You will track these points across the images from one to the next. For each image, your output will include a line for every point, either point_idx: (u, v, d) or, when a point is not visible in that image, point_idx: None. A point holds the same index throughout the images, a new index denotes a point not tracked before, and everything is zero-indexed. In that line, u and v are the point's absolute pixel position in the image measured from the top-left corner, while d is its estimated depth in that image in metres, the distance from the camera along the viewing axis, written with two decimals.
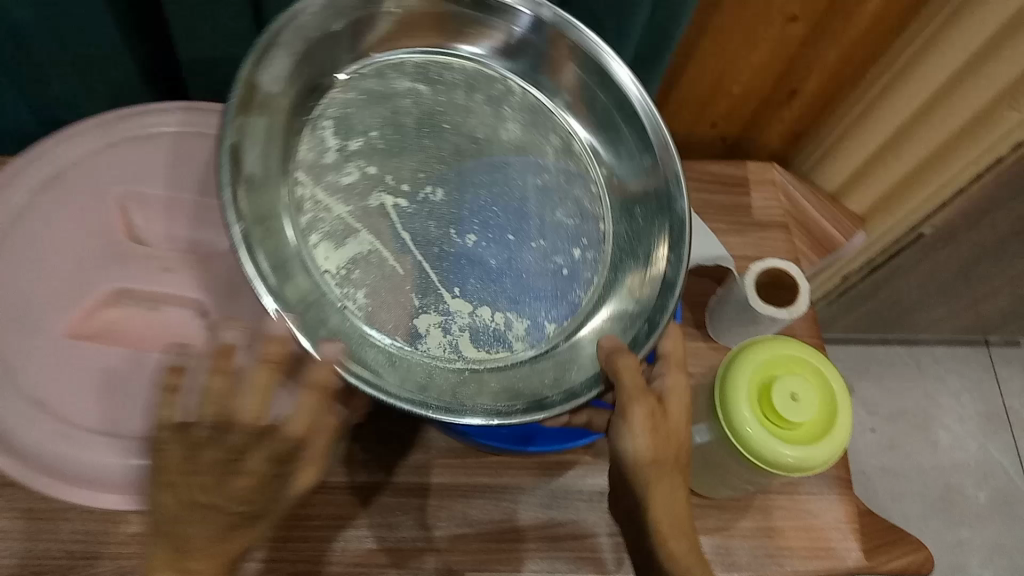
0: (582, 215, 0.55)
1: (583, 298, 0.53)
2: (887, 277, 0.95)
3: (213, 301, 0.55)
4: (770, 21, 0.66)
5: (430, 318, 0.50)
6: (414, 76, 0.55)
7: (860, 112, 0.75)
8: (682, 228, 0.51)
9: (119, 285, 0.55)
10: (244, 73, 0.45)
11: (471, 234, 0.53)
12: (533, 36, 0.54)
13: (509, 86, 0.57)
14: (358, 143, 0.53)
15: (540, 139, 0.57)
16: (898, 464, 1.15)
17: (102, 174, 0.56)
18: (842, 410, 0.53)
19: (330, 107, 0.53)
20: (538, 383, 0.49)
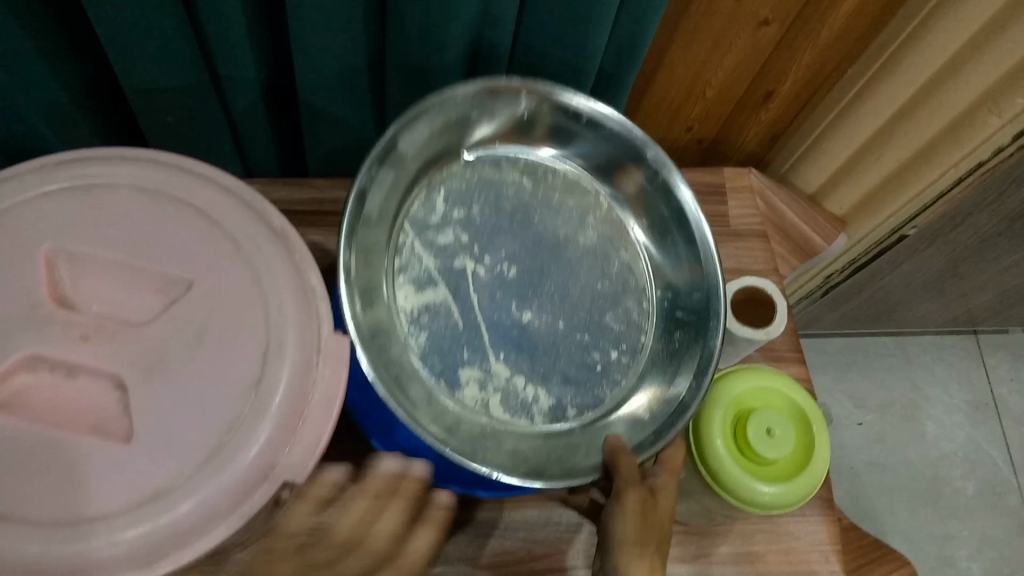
0: (629, 323, 0.59)
1: (607, 396, 0.57)
2: (866, 283, 0.96)
3: (138, 389, 0.40)
4: (743, 24, 0.67)
5: (472, 370, 0.53)
6: (522, 172, 0.62)
7: (840, 110, 0.76)
8: (708, 364, 0.56)
9: (32, 353, 0.40)
10: (391, 131, 0.51)
11: (528, 312, 0.56)
12: (628, 158, 0.61)
13: (599, 199, 0.63)
14: (459, 214, 0.58)
15: (614, 248, 0.61)
16: (886, 458, 1.18)
17: (36, 220, 0.42)
18: (803, 408, 0.57)
19: (448, 176, 0.59)
20: (540, 455, 0.53)
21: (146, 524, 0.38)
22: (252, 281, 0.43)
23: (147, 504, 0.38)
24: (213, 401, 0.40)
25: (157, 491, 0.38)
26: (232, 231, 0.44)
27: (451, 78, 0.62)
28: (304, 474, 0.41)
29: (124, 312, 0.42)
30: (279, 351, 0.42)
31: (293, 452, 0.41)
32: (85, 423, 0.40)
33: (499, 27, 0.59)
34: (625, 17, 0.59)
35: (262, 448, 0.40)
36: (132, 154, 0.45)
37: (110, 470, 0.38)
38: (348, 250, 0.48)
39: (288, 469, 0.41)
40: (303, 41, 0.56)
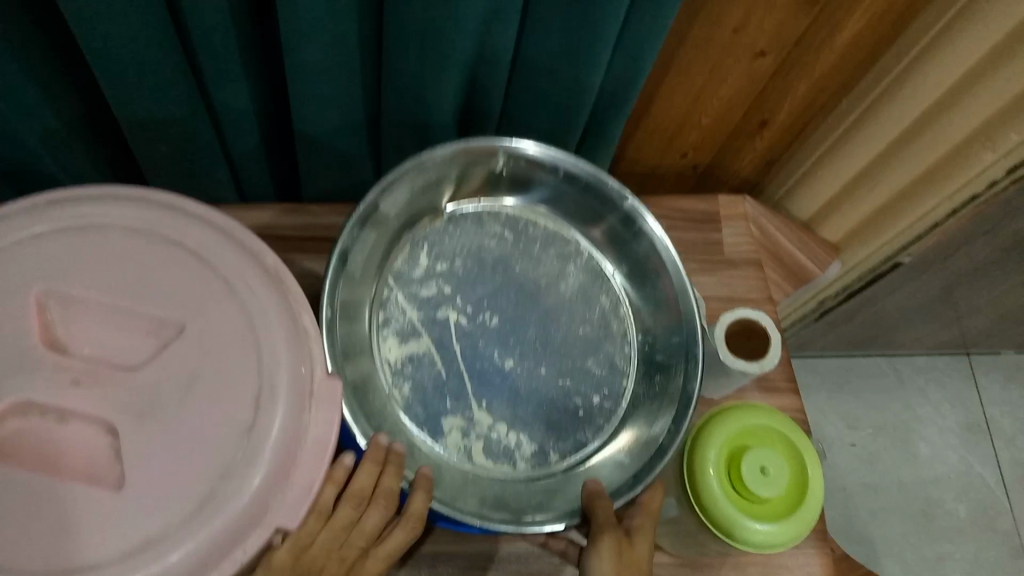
0: (611, 368, 0.64)
1: (589, 439, 0.61)
2: (860, 308, 0.96)
3: (131, 433, 0.39)
4: (739, 55, 0.68)
5: (455, 420, 0.58)
6: (504, 224, 0.67)
7: (835, 140, 0.77)
8: (688, 408, 0.59)
9: (22, 398, 0.39)
10: (371, 197, 0.55)
11: (510, 359, 0.61)
12: (603, 207, 0.65)
13: (579, 246, 0.67)
14: (442, 267, 0.63)
15: (593, 295, 0.66)
16: (878, 479, 1.18)
17: (27, 262, 0.42)
18: (794, 438, 0.57)
19: (430, 231, 0.64)
20: (517, 498, 0.57)
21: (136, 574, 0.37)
22: (244, 324, 0.42)
23: (135, 553, 0.37)
24: (204, 447, 0.39)
25: (149, 540, 0.38)
26: (224, 272, 0.43)
27: (447, 108, 0.62)
28: (296, 521, 0.41)
29: (117, 354, 0.42)
30: (271, 395, 0.41)
31: (285, 499, 0.41)
32: (74, 468, 0.39)
33: (495, 58, 0.59)
34: (623, 47, 0.59)
35: (253, 495, 0.40)
36: (126, 194, 0.44)
37: (103, 517, 0.38)
38: (331, 312, 0.53)
39: (281, 516, 0.41)
40: (297, 73, 0.56)
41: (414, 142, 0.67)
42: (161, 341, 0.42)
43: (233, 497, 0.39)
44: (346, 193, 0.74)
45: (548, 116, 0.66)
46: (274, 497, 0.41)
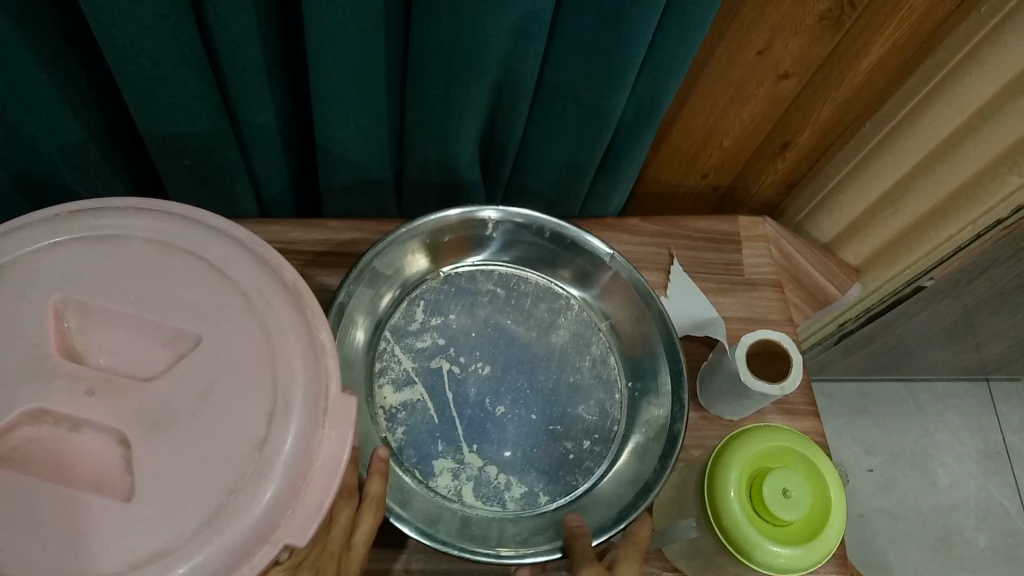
0: (602, 414, 0.64)
1: (580, 483, 0.61)
2: (880, 332, 0.96)
3: (138, 443, 0.39)
4: (762, 78, 0.67)
5: (446, 462, 0.59)
6: (497, 282, 0.68)
7: (856, 164, 0.76)
8: (675, 444, 0.59)
9: (35, 406, 0.39)
10: (365, 259, 0.60)
11: (500, 406, 0.62)
12: (588, 259, 0.67)
13: (571, 301, 0.69)
14: (436, 321, 0.65)
15: (584, 347, 0.66)
16: (896, 506, 1.16)
17: (46, 270, 0.41)
18: (816, 459, 0.57)
19: (427, 291, 0.67)
20: (503, 534, 0.57)
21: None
22: (261, 337, 0.41)
23: (144, 566, 0.36)
24: (217, 461, 0.39)
25: (154, 553, 0.37)
26: (242, 285, 0.42)
27: (471, 127, 0.62)
28: (306, 539, 0.40)
29: (132, 367, 0.42)
30: (285, 413, 0.40)
31: (296, 515, 0.40)
32: (85, 478, 0.38)
33: (520, 78, 0.59)
34: (650, 68, 0.59)
35: (264, 510, 0.38)
36: (146, 207, 0.44)
37: (108, 527, 0.37)
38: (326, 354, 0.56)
39: (291, 533, 0.39)
40: (322, 90, 0.56)
41: (435, 160, 0.67)
42: (177, 353, 0.42)
43: (241, 513, 0.38)
44: (366, 210, 0.74)
45: (571, 136, 0.66)
46: (285, 513, 0.40)
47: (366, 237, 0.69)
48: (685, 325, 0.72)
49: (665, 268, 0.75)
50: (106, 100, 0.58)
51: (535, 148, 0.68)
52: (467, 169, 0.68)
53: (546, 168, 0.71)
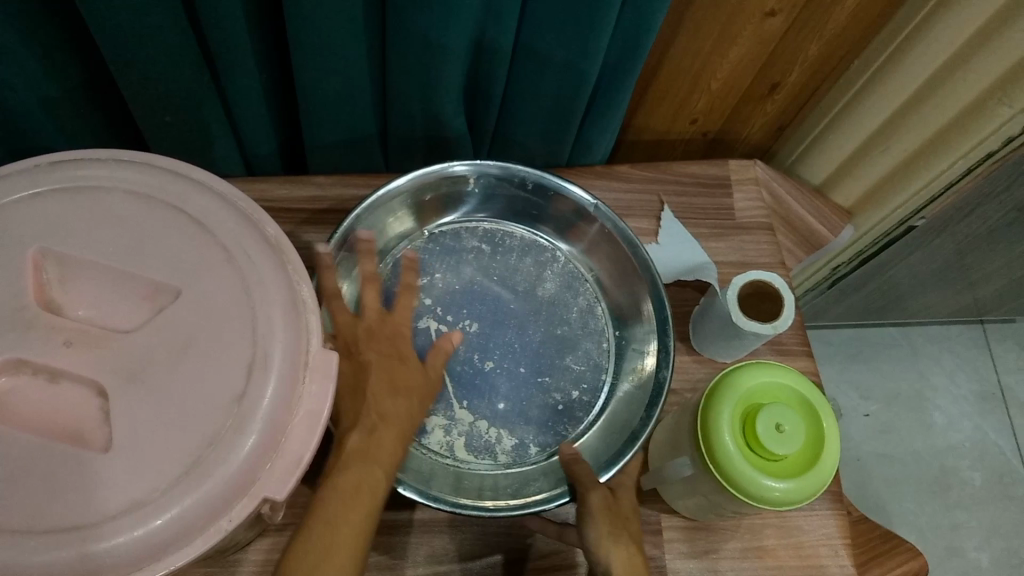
0: (592, 364, 0.64)
1: (571, 433, 0.61)
2: (873, 274, 0.96)
3: (114, 392, 0.38)
4: (750, 16, 0.66)
5: (438, 419, 0.60)
6: (482, 239, 0.68)
7: (847, 101, 0.76)
8: (660, 394, 0.58)
9: (14, 357, 0.38)
10: (351, 220, 0.59)
11: (489, 360, 0.62)
12: (570, 214, 0.67)
13: (556, 254, 0.69)
14: (423, 281, 0.65)
15: (570, 299, 0.66)
16: (892, 449, 1.17)
17: (23, 221, 0.41)
18: (799, 389, 0.57)
19: (411, 251, 0.66)
20: (495, 486, 0.57)
21: (120, 536, 0.36)
22: (241, 292, 0.41)
23: (118, 516, 0.36)
24: (198, 412, 0.38)
25: (132, 504, 0.36)
26: (224, 240, 0.42)
27: (453, 78, 0.62)
28: (284, 493, 0.39)
29: (111, 320, 0.41)
30: (264, 364, 0.39)
31: (273, 470, 0.39)
32: (64, 431, 0.38)
33: (501, 23, 0.58)
34: (632, 8, 0.58)
35: (241, 464, 0.38)
36: (128, 160, 0.44)
37: (88, 475, 0.36)
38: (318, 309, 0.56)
39: (269, 487, 0.39)
40: (302, 43, 0.56)
41: (420, 113, 0.66)
42: (158, 307, 0.41)
43: (219, 466, 0.37)
44: (353, 165, 0.73)
45: (554, 84, 0.65)
46: (262, 469, 0.39)
47: (353, 192, 0.69)
48: (676, 270, 0.72)
49: (656, 215, 0.75)
50: (82, 58, 0.57)
51: (522, 94, 0.68)
52: (454, 121, 0.68)
53: (534, 118, 0.70)
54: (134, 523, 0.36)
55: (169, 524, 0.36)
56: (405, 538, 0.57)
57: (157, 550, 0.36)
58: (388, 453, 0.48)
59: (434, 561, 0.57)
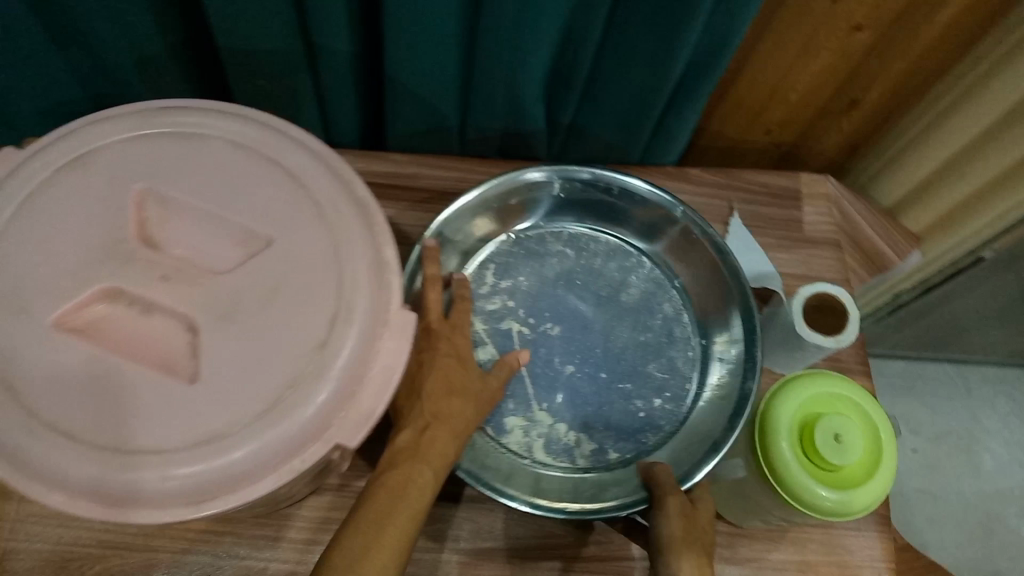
0: (673, 371, 0.63)
1: (651, 442, 0.61)
2: (936, 303, 0.94)
3: (203, 327, 0.40)
4: (834, 29, 0.67)
5: (517, 419, 0.60)
6: (565, 243, 0.68)
7: (924, 126, 0.75)
8: (745, 404, 0.58)
9: (114, 284, 0.40)
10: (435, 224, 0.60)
11: (570, 365, 0.62)
12: (658, 218, 0.66)
13: (641, 261, 0.68)
14: (507, 283, 0.65)
15: (656, 304, 0.66)
16: (937, 487, 1.15)
17: (130, 160, 0.43)
18: (860, 403, 0.57)
19: (497, 254, 0.67)
20: (574, 489, 0.58)
21: (197, 465, 0.37)
22: (330, 246, 0.42)
23: (199, 445, 0.38)
24: (282, 356, 0.40)
25: (215, 435, 0.38)
26: (318, 197, 0.43)
27: (538, 67, 0.62)
28: (356, 441, 0.40)
29: (205, 261, 0.42)
30: (348, 318, 0.41)
31: (346, 418, 0.40)
32: (153, 358, 0.40)
33: (592, 14, 0.59)
34: (722, 10, 0.58)
35: (319, 410, 0.39)
36: (231, 110, 0.45)
37: (175, 402, 0.38)
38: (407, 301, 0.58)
39: (342, 433, 0.40)
40: (395, 18, 0.57)
41: (502, 101, 0.67)
42: (249, 252, 0.42)
43: (299, 409, 0.39)
44: (430, 147, 0.75)
45: (636, 79, 0.66)
46: (337, 415, 0.40)
47: (429, 173, 0.70)
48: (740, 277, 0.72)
49: (723, 221, 0.75)
50: (183, 16, 0.60)
51: (604, 88, 0.68)
52: (534, 111, 0.68)
53: (612, 112, 0.71)
54: (219, 452, 0.38)
55: (247, 458, 0.38)
56: (450, 512, 0.58)
57: (235, 479, 0.38)
58: (441, 450, 0.48)
59: (475, 540, 0.57)
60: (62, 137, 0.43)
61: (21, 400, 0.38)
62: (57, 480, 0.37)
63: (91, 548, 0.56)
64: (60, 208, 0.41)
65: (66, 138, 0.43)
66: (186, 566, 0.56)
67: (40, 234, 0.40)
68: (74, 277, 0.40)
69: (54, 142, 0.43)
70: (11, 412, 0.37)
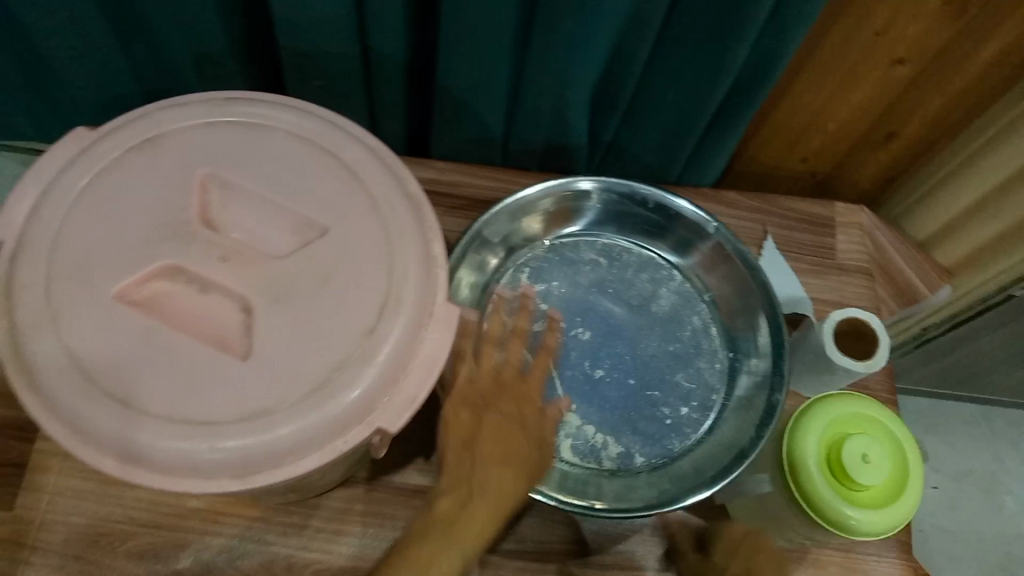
0: (700, 381, 0.64)
1: (676, 448, 0.61)
2: (965, 338, 0.94)
3: (257, 306, 0.41)
4: (878, 60, 0.68)
5: None
6: (599, 252, 0.69)
7: (960, 161, 0.76)
8: (771, 416, 0.59)
9: (173, 262, 0.42)
10: (476, 223, 0.61)
11: (599, 369, 0.63)
12: (692, 232, 0.67)
13: (672, 273, 0.69)
14: (541, 288, 0.67)
15: (686, 316, 0.67)
16: (957, 526, 1.14)
17: (196, 146, 0.45)
18: (887, 425, 0.58)
19: (532, 258, 0.68)
20: (599, 490, 0.59)
21: (244, 438, 0.39)
22: (382, 236, 0.44)
23: (246, 419, 0.39)
24: (331, 338, 0.41)
25: (263, 410, 0.39)
26: (372, 189, 0.45)
27: (585, 83, 0.64)
28: (398, 427, 0.42)
29: (261, 243, 0.44)
30: (396, 306, 0.42)
31: (391, 403, 0.42)
32: (209, 333, 0.41)
33: (641, 33, 0.61)
34: (768, 36, 0.59)
35: (364, 392, 0.41)
36: (292, 103, 0.47)
37: (227, 376, 0.40)
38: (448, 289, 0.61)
39: (385, 418, 0.42)
40: (450, 27, 0.59)
41: (548, 115, 0.69)
42: (305, 239, 0.44)
43: (347, 394, 0.40)
44: (472, 156, 0.76)
45: (680, 99, 0.67)
46: (381, 399, 0.42)
47: (470, 180, 0.72)
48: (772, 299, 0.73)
49: (757, 243, 0.76)
50: (244, 15, 0.62)
51: (647, 106, 0.70)
52: (578, 127, 0.70)
53: (654, 130, 0.72)
54: (266, 427, 0.39)
55: (292, 435, 0.39)
56: None
57: (281, 454, 0.39)
58: (478, 528, 0.46)
59: (510, 546, 0.58)
60: (135, 121, 0.45)
61: (81, 365, 0.39)
62: (109, 444, 0.39)
63: (124, 525, 0.58)
64: (125, 187, 0.43)
65: (138, 122, 0.45)
66: (214, 549, 0.58)
67: (109, 209, 0.42)
68: (137, 253, 0.42)
69: (126, 126, 0.45)
70: (71, 376, 0.39)
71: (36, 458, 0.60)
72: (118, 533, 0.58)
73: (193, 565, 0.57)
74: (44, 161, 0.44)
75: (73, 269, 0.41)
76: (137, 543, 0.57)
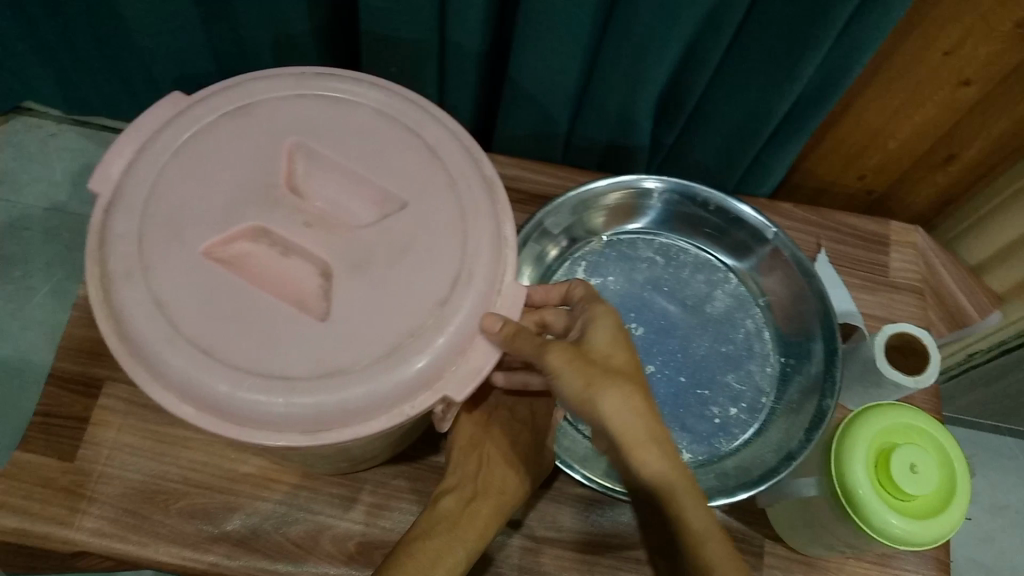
0: (749, 383, 0.65)
1: (724, 447, 0.62)
2: (1011, 367, 0.93)
3: (336, 272, 0.43)
4: (943, 79, 0.68)
5: None
6: (657, 251, 0.70)
7: (1018, 187, 0.76)
8: (821, 421, 0.59)
9: (255, 224, 0.44)
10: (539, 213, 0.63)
11: (651, 364, 0.65)
12: (750, 237, 0.68)
13: (728, 276, 0.70)
14: (597, 281, 0.68)
15: (738, 319, 0.68)
16: (990, 560, 1.12)
17: (287, 114, 0.47)
18: (935, 437, 0.58)
19: (589, 252, 0.69)
20: None
21: (318, 395, 0.40)
22: (457, 214, 0.45)
23: (321, 376, 0.41)
24: (407, 305, 0.42)
25: (337, 371, 0.41)
26: (450, 168, 0.46)
27: (652, 85, 0.65)
28: (461, 396, 0.43)
29: (342, 213, 0.46)
30: (468, 281, 0.43)
31: (457, 373, 0.44)
32: (291, 294, 0.43)
33: (713, 37, 0.62)
34: (838, 49, 0.60)
35: (433, 360, 0.42)
36: (380, 81, 0.49)
37: (304, 334, 0.41)
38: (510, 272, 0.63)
39: (451, 386, 0.43)
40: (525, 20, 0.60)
41: (614, 114, 0.70)
42: (384, 211, 0.46)
43: (415, 362, 0.41)
44: (534, 152, 0.78)
45: (745, 106, 0.68)
46: (449, 367, 0.43)
47: (532, 175, 0.74)
48: None
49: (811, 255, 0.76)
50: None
51: (712, 111, 0.71)
52: (642, 128, 0.71)
53: (716, 136, 0.73)
54: (337, 385, 0.40)
55: (362, 395, 0.41)
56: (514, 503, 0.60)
57: (349, 414, 0.41)
58: (480, 523, 0.51)
59: (549, 533, 0.59)
60: (230, 89, 0.47)
61: (167, 314, 0.41)
62: (189, 392, 0.40)
63: (177, 484, 0.60)
64: (216, 150, 0.45)
65: (233, 90, 0.47)
66: (263, 513, 0.59)
67: (200, 168, 0.44)
68: (223, 213, 0.43)
69: (222, 92, 0.47)
70: (158, 322, 0.41)
71: (97, 414, 0.61)
72: (171, 493, 0.59)
73: (241, 527, 0.59)
74: (140, 120, 0.46)
75: (162, 222, 0.43)
76: (189, 502, 0.59)
